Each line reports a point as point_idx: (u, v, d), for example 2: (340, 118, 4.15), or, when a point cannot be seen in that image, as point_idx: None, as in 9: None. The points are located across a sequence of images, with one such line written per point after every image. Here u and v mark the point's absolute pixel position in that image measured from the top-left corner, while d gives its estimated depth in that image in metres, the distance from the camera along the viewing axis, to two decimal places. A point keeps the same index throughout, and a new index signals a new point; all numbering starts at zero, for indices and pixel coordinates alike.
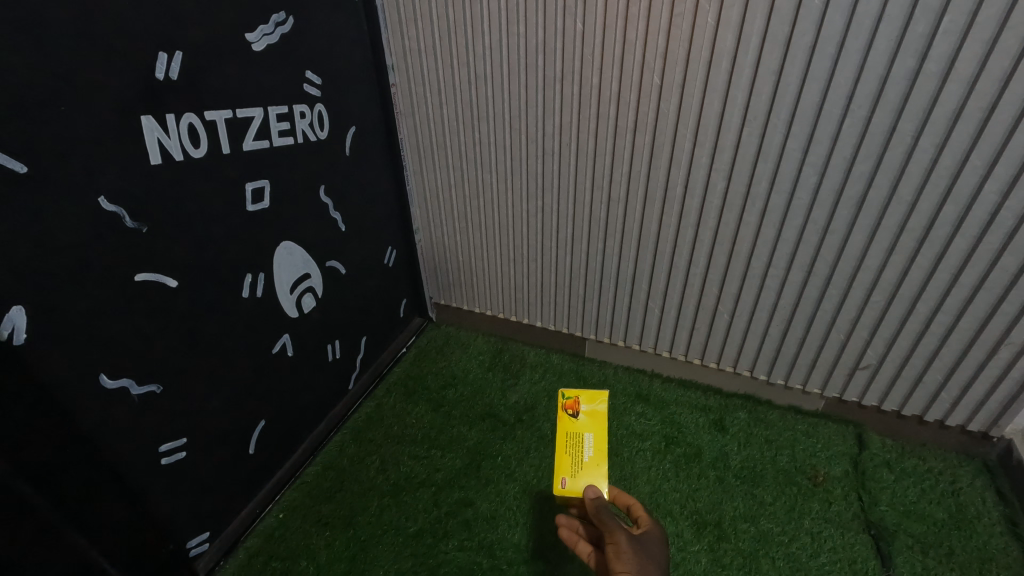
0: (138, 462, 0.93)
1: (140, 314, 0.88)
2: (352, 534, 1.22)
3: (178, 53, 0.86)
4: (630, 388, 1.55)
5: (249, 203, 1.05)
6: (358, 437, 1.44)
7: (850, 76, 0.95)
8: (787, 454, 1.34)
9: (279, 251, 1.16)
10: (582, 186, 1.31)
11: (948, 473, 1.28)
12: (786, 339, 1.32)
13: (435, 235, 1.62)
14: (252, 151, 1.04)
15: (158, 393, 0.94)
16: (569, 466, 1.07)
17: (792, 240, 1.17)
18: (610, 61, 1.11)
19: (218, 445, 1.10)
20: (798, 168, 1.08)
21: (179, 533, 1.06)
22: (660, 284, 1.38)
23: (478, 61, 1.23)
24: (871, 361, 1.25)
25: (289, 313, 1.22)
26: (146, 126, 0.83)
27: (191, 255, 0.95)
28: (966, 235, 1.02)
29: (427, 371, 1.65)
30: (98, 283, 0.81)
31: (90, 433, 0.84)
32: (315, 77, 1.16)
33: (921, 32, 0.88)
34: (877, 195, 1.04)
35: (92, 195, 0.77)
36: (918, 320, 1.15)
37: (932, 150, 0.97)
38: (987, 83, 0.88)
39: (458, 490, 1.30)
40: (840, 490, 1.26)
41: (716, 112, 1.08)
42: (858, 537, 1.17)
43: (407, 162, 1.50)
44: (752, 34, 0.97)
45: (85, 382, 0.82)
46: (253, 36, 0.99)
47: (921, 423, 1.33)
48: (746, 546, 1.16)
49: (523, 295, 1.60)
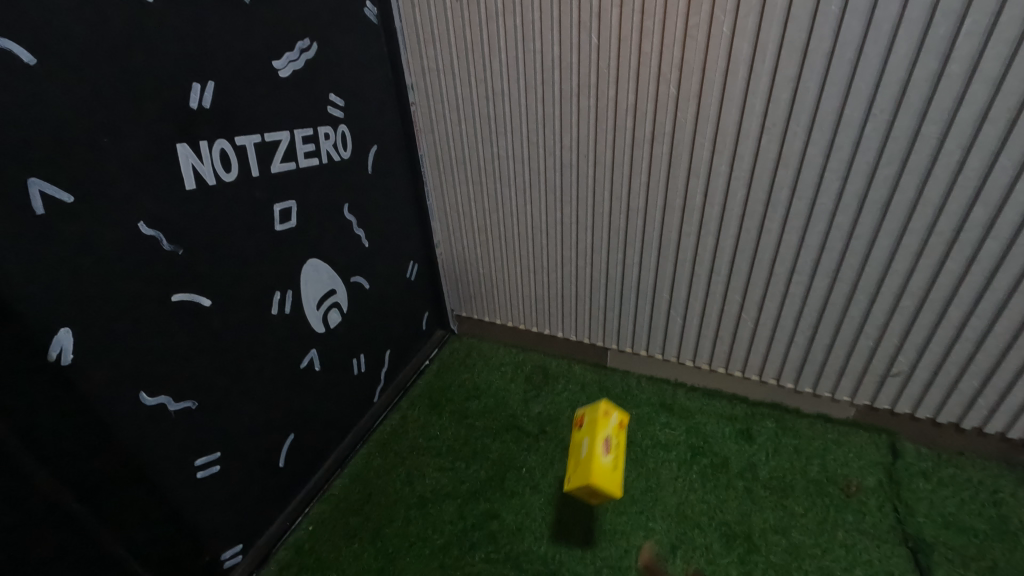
0: (174, 475, 0.96)
1: (176, 332, 0.91)
2: (380, 546, 1.23)
3: (210, 83, 0.90)
4: (653, 397, 1.54)
5: (277, 222, 1.09)
6: (385, 450, 1.46)
7: (870, 81, 0.95)
8: (817, 463, 1.32)
9: (305, 268, 1.19)
10: (601, 196, 1.31)
11: (989, 483, 1.23)
12: (812, 346, 1.30)
13: (455, 248, 1.65)
14: (279, 173, 1.07)
15: (194, 408, 0.97)
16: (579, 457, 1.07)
17: (815, 245, 1.16)
18: (626, 73, 1.12)
19: (251, 459, 1.13)
20: (820, 174, 1.07)
21: (213, 544, 1.08)
22: (681, 293, 1.38)
23: (496, 77, 1.26)
24: (903, 367, 1.22)
25: (316, 329, 1.25)
26: (181, 153, 0.87)
27: (223, 276, 0.98)
28: (998, 238, 0.99)
29: (450, 384, 1.66)
30: (138, 304, 0.85)
31: (131, 449, 0.87)
32: (338, 99, 1.20)
33: (943, 34, 0.87)
34: (903, 198, 1.03)
35: (132, 221, 0.81)
36: (950, 326, 1.12)
37: (959, 152, 0.95)
38: (1014, 83, 0.86)
39: (483, 502, 1.30)
40: (874, 500, 1.22)
41: (734, 119, 1.08)
42: (896, 550, 1.13)
43: (427, 178, 1.53)
44: (768, 40, 0.98)
45: (127, 400, 0.85)
46: (280, 63, 1.03)
47: (959, 430, 1.28)
48: (777, 559, 1.14)
49: (543, 305, 1.61)
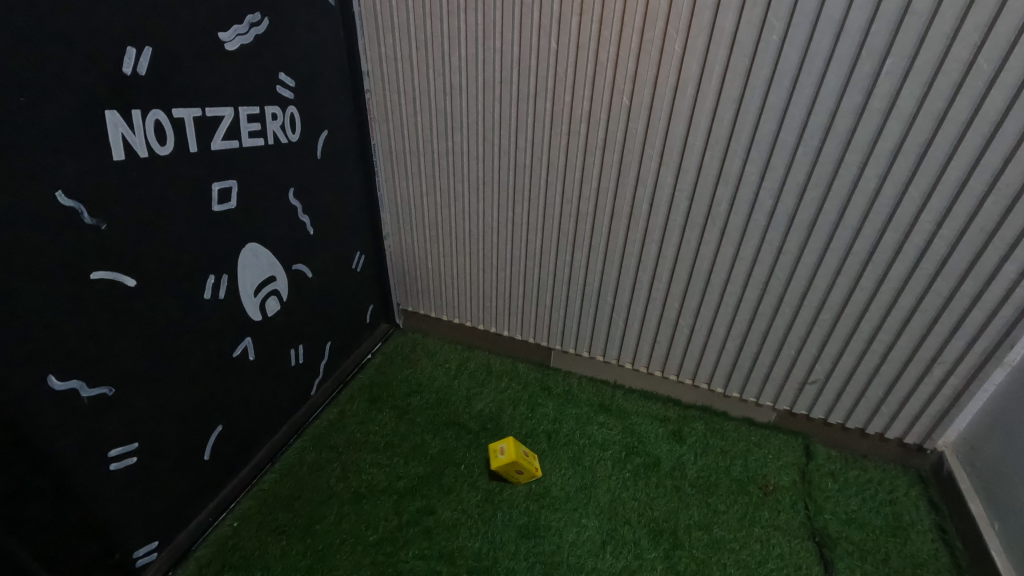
0: (83, 467, 0.89)
1: (94, 313, 0.85)
2: (310, 543, 1.19)
3: (147, 49, 0.84)
4: (593, 398, 1.58)
5: (215, 202, 1.03)
6: (320, 444, 1.42)
7: (803, 108, 1.02)
8: (740, 463, 1.40)
9: (244, 252, 1.14)
10: (553, 199, 1.34)
11: (886, 483, 1.36)
12: (741, 354, 1.38)
13: (404, 241, 1.62)
14: (220, 150, 1.02)
15: (110, 395, 0.91)
16: (500, 457, 1.29)
17: (748, 258, 1.23)
18: (582, 80, 1.15)
19: (173, 451, 1.07)
20: (755, 192, 1.15)
21: (125, 541, 1.01)
22: (624, 297, 1.42)
23: (455, 72, 1.25)
24: (819, 376, 1.32)
25: (252, 316, 1.20)
26: (110, 121, 0.81)
27: (150, 255, 0.92)
28: (905, 260, 1.10)
29: (392, 379, 1.63)
30: (50, 281, 0.78)
31: (34, 437, 0.80)
32: (288, 79, 1.15)
33: (867, 71, 0.95)
34: (827, 219, 1.11)
35: (48, 190, 0.75)
36: (861, 338, 1.23)
37: (876, 180, 1.04)
38: (924, 121, 0.96)
39: (419, 498, 1.29)
40: (788, 498, 1.32)
41: (680, 134, 1.13)
42: (805, 544, 1.22)
43: (379, 168, 1.50)
44: (716, 62, 1.03)
45: (33, 384, 0.79)
46: (227, 35, 0.98)
47: (864, 435, 1.40)
48: (700, 553, 1.20)
49: (490, 303, 1.62)
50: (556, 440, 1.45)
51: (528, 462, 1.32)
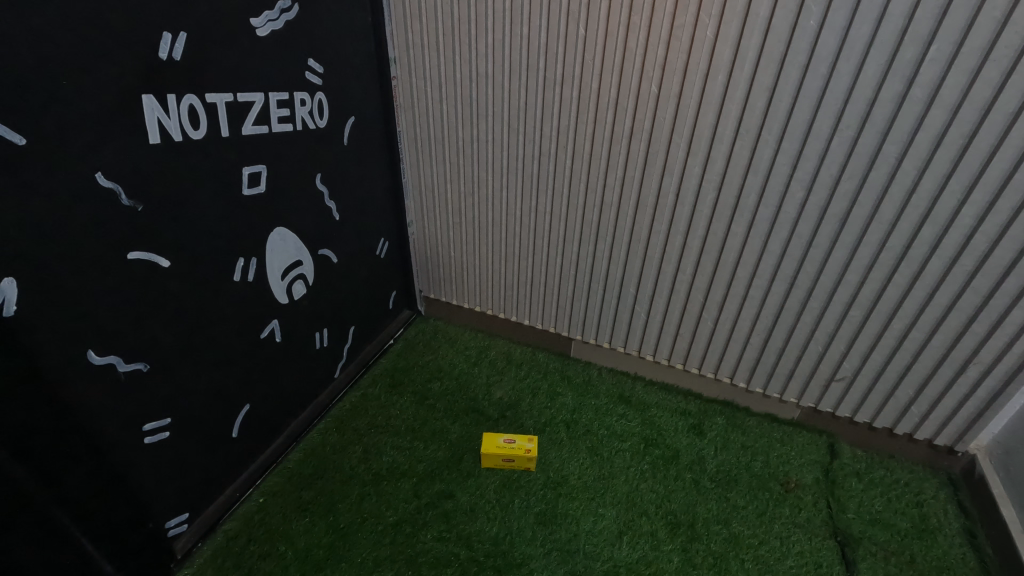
0: (119, 439, 0.92)
1: (130, 292, 0.88)
2: (332, 521, 1.22)
3: (182, 34, 0.86)
4: (612, 389, 1.58)
5: (245, 186, 1.05)
6: (342, 426, 1.45)
7: (840, 97, 0.99)
8: (762, 459, 1.38)
9: (272, 236, 1.16)
10: (577, 188, 1.33)
11: (914, 485, 1.32)
12: (766, 348, 1.36)
13: (428, 228, 1.64)
14: (250, 135, 1.04)
15: (145, 371, 0.94)
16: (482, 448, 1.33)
17: (777, 251, 1.21)
18: (610, 67, 1.13)
19: (203, 427, 1.10)
20: (786, 183, 1.12)
21: (157, 512, 1.06)
22: (647, 288, 1.41)
23: (481, 59, 1.25)
24: (847, 373, 1.29)
25: (279, 299, 1.22)
26: (147, 105, 0.83)
27: (183, 237, 0.95)
28: (942, 256, 1.06)
29: (414, 364, 1.65)
30: (89, 260, 0.81)
31: (74, 408, 0.84)
32: (316, 65, 1.16)
33: (909, 58, 0.91)
34: (860, 212, 1.08)
35: (88, 172, 0.78)
36: (892, 336, 1.19)
37: (915, 172, 1.01)
38: (970, 110, 0.92)
39: (438, 482, 1.31)
40: (810, 496, 1.30)
41: (710, 124, 1.11)
42: (825, 543, 1.20)
43: (404, 155, 1.51)
44: (749, 49, 1.00)
45: (73, 358, 0.82)
46: (258, 20, 0.99)
47: (891, 435, 1.37)
48: (718, 548, 1.19)
49: (512, 292, 1.62)
50: (575, 430, 1.45)
51: (517, 448, 1.32)
